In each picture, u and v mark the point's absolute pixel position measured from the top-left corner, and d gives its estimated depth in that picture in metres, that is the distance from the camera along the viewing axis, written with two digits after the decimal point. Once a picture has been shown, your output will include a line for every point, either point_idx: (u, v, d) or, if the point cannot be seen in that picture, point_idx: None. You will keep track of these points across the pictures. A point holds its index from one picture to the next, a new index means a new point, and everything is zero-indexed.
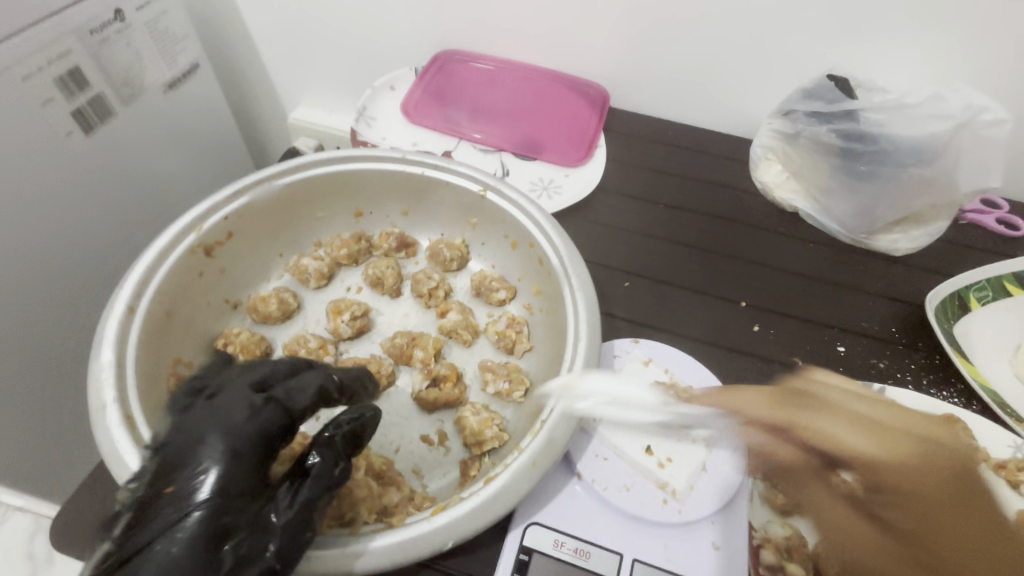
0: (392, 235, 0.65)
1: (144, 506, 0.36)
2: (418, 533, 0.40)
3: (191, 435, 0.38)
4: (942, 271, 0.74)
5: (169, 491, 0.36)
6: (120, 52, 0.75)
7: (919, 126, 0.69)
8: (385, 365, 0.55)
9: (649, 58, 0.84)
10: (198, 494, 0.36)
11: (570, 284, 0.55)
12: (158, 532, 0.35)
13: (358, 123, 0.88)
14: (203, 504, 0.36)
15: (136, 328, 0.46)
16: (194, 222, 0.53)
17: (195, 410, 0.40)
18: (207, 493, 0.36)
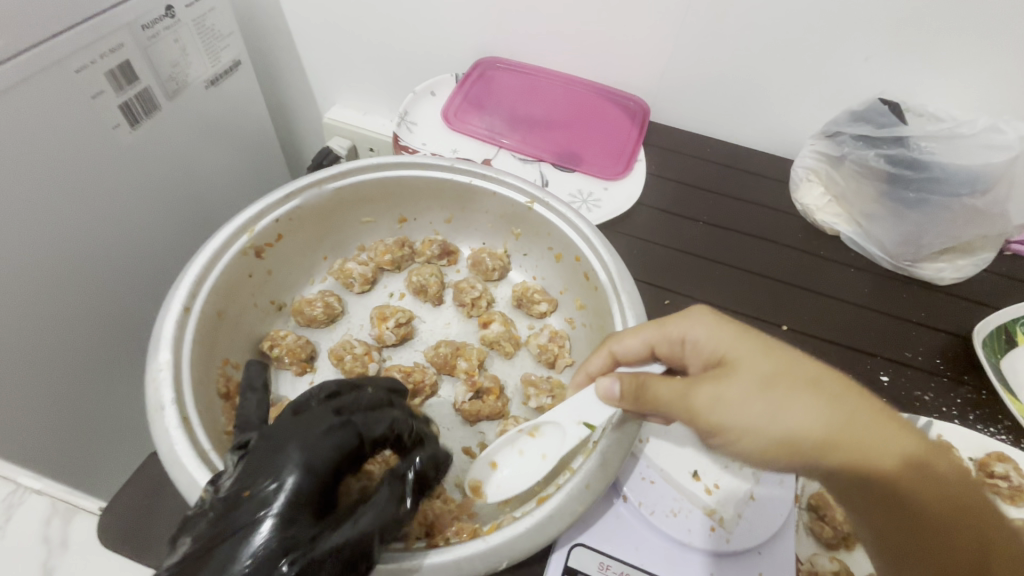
0: (435, 242, 0.65)
1: (217, 510, 0.35)
2: (472, 551, 0.40)
3: (272, 444, 0.38)
4: (988, 302, 0.73)
5: (245, 495, 0.35)
6: (168, 47, 0.76)
7: (972, 156, 0.68)
8: (429, 375, 0.55)
9: (692, 74, 0.84)
10: (272, 502, 0.35)
11: (618, 300, 0.54)
12: (229, 535, 0.34)
13: (399, 127, 0.88)
14: (275, 512, 0.35)
15: (192, 328, 0.46)
16: (247, 223, 0.53)
17: (281, 418, 0.40)
18: (279, 502, 0.35)
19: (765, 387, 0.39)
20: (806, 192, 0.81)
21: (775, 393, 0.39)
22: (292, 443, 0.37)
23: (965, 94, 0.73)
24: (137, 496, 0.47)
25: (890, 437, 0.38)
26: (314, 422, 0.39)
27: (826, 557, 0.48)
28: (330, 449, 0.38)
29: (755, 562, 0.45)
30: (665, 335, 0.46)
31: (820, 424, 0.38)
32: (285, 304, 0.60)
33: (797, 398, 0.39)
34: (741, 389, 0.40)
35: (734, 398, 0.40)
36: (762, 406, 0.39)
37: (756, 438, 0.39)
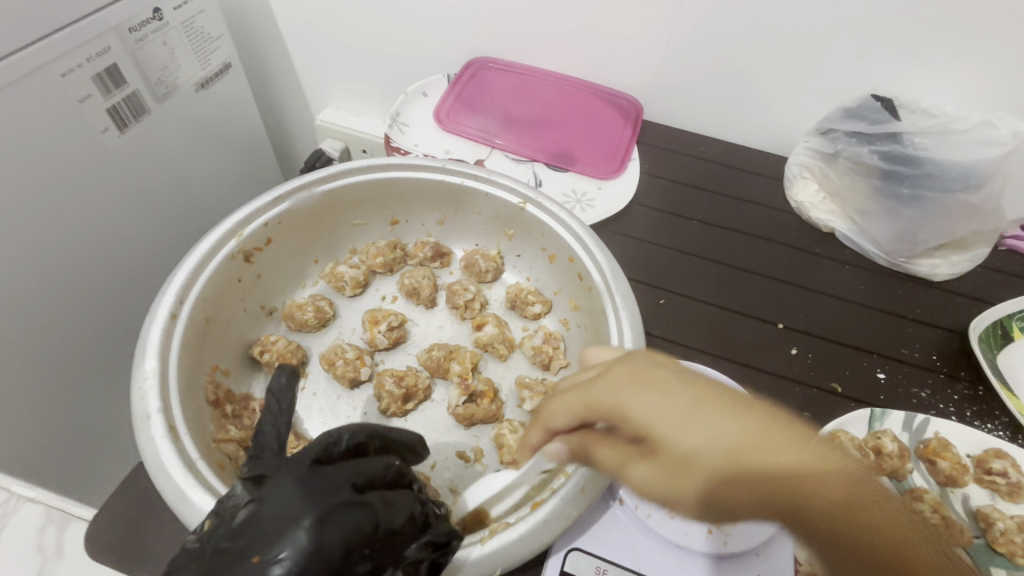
0: (428, 244, 0.64)
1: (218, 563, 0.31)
2: (467, 560, 0.40)
3: (285, 508, 0.33)
4: (983, 298, 0.72)
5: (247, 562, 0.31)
6: (156, 50, 0.75)
7: (965, 152, 0.68)
8: (422, 379, 0.54)
9: (686, 73, 0.84)
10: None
11: (612, 301, 0.53)
12: None
13: (391, 128, 0.88)
14: None
15: (179, 334, 0.45)
16: (235, 227, 0.52)
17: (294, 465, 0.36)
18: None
19: (692, 414, 0.35)
20: (801, 190, 0.81)
21: (702, 417, 0.35)
22: (304, 509, 0.33)
23: (960, 88, 0.72)
24: (126, 506, 0.46)
25: (783, 447, 0.34)
26: (329, 485, 0.35)
27: None
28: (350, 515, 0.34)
29: (753, 563, 0.45)
30: (596, 373, 0.43)
31: (721, 442, 0.34)
32: (276, 308, 0.59)
33: (722, 424, 0.35)
34: (669, 422, 0.36)
35: (668, 428, 0.36)
36: (667, 426, 0.36)
37: (698, 471, 0.35)
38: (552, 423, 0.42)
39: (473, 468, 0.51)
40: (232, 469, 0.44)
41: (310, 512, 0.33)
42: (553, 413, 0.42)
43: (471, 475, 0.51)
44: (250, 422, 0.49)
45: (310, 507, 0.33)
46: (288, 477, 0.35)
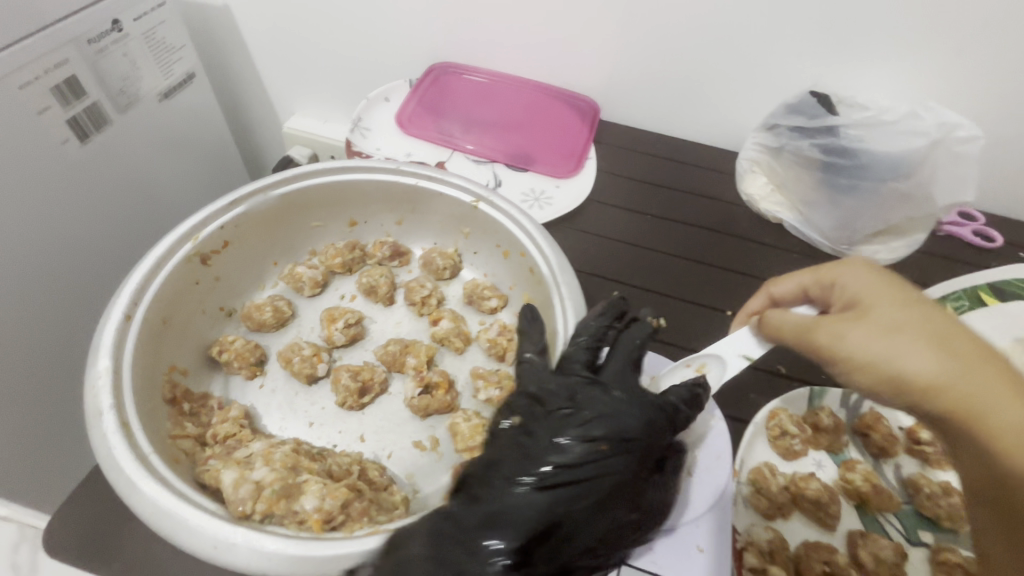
0: (386, 244, 0.66)
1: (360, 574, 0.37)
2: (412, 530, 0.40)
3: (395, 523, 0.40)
4: (921, 281, 0.76)
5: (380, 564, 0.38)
6: (116, 61, 0.76)
7: (897, 142, 0.72)
8: (378, 373, 0.55)
9: (638, 74, 0.87)
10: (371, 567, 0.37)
11: (559, 292, 0.56)
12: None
13: (353, 133, 0.89)
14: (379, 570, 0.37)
15: (134, 334, 0.47)
16: (191, 231, 0.54)
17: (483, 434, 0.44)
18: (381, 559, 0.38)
19: (879, 329, 0.42)
20: (750, 183, 0.84)
21: (911, 338, 0.41)
22: (558, 487, 0.40)
23: (892, 84, 0.77)
24: (82, 504, 0.47)
25: (913, 359, 0.40)
26: (586, 458, 0.41)
27: (760, 528, 0.51)
28: (611, 466, 0.42)
29: (693, 534, 0.48)
30: (818, 280, 0.49)
31: (923, 368, 0.40)
32: (235, 310, 0.60)
33: (910, 344, 0.40)
34: (868, 332, 0.42)
35: (854, 338, 0.42)
36: (902, 347, 0.41)
37: (873, 374, 0.42)
38: (777, 289, 0.53)
39: (430, 456, 0.53)
40: (188, 463, 0.45)
41: (545, 498, 0.40)
42: (782, 280, 0.53)
43: (427, 463, 0.52)
44: (207, 419, 0.51)
45: (580, 488, 0.40)
46: (562, 470, 0.41)
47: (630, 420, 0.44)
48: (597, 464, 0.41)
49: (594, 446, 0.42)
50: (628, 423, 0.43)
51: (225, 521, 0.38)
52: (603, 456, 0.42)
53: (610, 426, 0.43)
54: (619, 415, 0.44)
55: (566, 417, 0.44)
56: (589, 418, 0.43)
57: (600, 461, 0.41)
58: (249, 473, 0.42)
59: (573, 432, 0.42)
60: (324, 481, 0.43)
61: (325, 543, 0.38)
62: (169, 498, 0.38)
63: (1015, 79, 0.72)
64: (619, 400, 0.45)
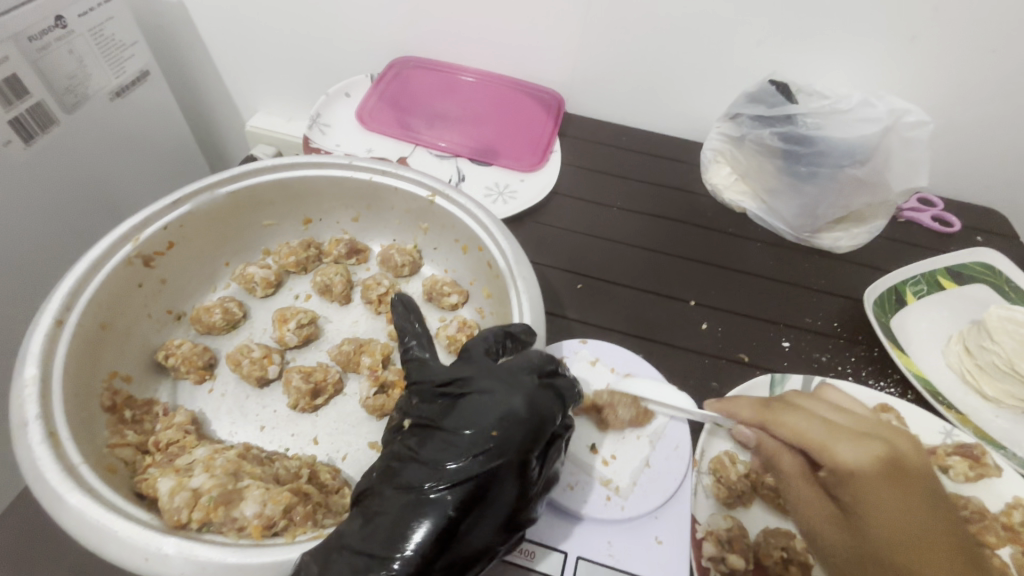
0: (342, 242, 0.65)
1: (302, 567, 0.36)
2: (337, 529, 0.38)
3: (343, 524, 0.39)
4: (881, 267, 0.77)
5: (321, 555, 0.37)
6: (62, 59, 0.72)
7: (852, 129, 0.72)
8: (332, 373, 0.54)
9: (601, 66, 0.86)
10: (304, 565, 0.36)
11: (516, 285, 0.55)
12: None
13: (312, 130, 0.87)
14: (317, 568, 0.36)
15: (66, 341, 0.45)
16: (131, 232, 0.52)
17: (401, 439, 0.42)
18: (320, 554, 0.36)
19: (849, 435, 0.49)
20: (714, 173, 0.84)
21: (862, 445, 0.48)
22: (457, 484, 0.38)
23: (850, 72, 0.77)
24: (16, 520, 0.45)
25: (847, 453, 0.47)
26: (480, 444, 0.39)
27: (720, 517, 0.50)
28: (508, 443, 0.39)
29: (652, 526, 0.48)
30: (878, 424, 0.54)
31: (851, 466, 0.47)
32: (184, 313, 0.59)
33: (846, 440, 0.48)
34: (826, 433, 0.49)
35: (816, 429, 0.50)
36: (848, 444, 0.48)
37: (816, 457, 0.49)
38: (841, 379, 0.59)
39: None
40: (127, 473, 0.44)
41: (449, 496, 0.38)
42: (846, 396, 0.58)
43: None
44: (150, 426, 0.49)
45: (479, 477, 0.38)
46: (460, 466, 0.38)
47: (521, 394, 0.42)
48: (495, 446, 0.39)
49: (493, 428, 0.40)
50: (522, 398, 0.41)
51: (155, 531, 0.36)
52: (502, 438, 0.39)
53: (506, 402, 0.41)
54: (510, 392, 0.42)
55: (457, 408, 0.42)
56: (485, 400, 0.41)
57: (495, 443, 0.39)
58: (187, 481, 0.41)
59: (467, 422, 0.40)
60: (268, 486, 0.42)
61: (264, 549, 0.37)
62: (97, 509, 0.36)
63: (969, 65, 0.73)
64: (511, 376, 0.43)
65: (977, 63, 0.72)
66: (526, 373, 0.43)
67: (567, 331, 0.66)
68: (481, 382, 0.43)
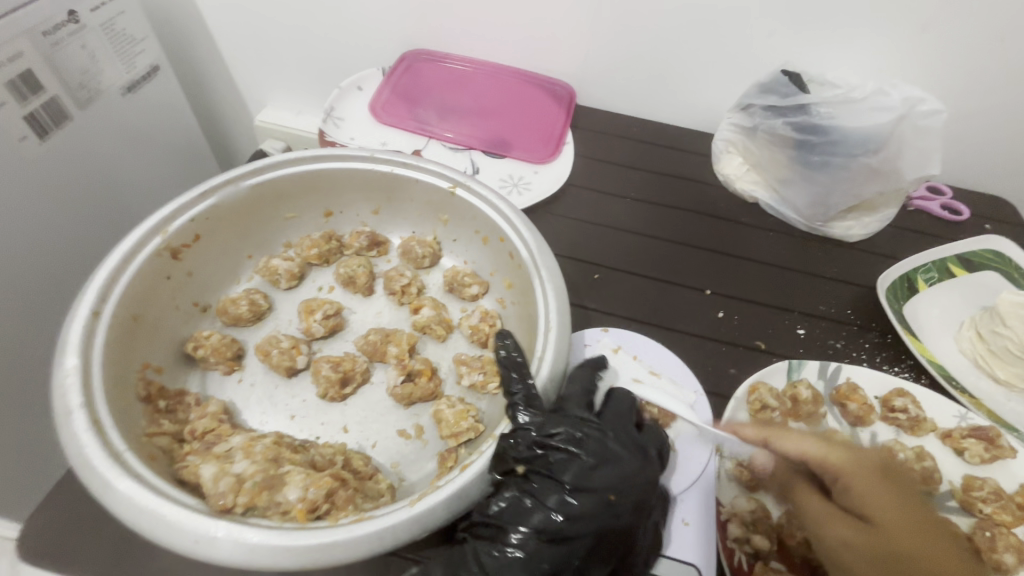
0: (363, 233, 0.65)
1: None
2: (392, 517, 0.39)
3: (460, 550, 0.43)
4: (891, 255, 0.78)
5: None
6: (74, 54, 0.72)
7: (867, 118, 0.73)
8: (359, 363, 0.55)
9: (612, 58, 0.87)
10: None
11: (539, 275, 0.56)
12: None
13: (325, 123, 0.88)
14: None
15: (101, 332, 0.45)
16: (159, 224, 0.52)
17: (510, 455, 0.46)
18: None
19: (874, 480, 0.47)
20: (726, 163, 0.85)
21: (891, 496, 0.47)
22: (579, 539, 0.43)
23: (861, 61, 0.78)
24: (54, 510, 0.46)
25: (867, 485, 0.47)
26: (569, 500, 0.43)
27: (743, 499, 0.52)
28: (620, 510, 0.44)
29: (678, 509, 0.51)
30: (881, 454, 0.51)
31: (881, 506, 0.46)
32: (210, 305, 0.59)
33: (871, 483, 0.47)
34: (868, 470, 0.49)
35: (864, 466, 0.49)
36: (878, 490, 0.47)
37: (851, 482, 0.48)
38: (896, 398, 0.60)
39: (415, 444, 0.52)
40: (166, 460, 0.45)
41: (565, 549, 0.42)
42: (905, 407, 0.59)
43: (412, 451, 0.52)
44: (184, 416, 0.50)
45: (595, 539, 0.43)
46: (583, 527, 0.43)
47: (624, 464, 0.46)
48: (608, 517, 0.44)
49: (601, 493, 0.44)
50: (615, 473, 0.45)
51: (202, 514, 0.37)
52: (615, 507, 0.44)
53: (602, 475, 0.45)
54: (621, 462, 0.46)
55: (544, 464, 0.45)
56: (595, 469, 0.45)
57: (605, 506, 0.44)
58: (229, 467, 0.42)
59: (576, 485, 0.44)
60: (308, 471, 0.43)
61: (311, 532, 0.38)
62: (145, 494, 0.37)
63: (979, 53, 0.73)
64: (624, 447, 0.47)
65: (988, 50, 0.73)
66: (628, 444, 0.47)
67: (586, 320, 0.67)
68: (577, 451, 0.46)
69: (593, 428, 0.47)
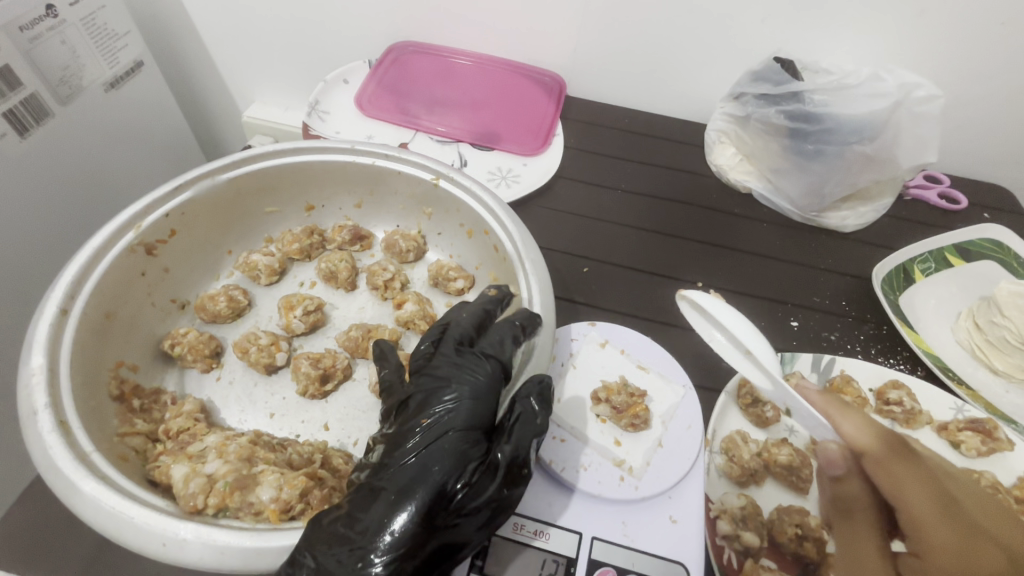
0: (346, 227, 0.64)
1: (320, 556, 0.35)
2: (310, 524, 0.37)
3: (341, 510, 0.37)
4: (888, 244, 0.76)
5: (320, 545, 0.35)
6: (54, 50, 0.71)
7: (860, 105, 0.71)
8: (340, 359, 0.54)
9: (603, 47, 0.85)
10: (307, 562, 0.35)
11: (524, 268, 0.55)
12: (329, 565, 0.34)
13: (311, 117, 0.86)
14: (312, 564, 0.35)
15: (71, 330, 0.44)
16: (133, 220, 0.51)
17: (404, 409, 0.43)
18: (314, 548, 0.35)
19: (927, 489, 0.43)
20: (719, 154, 0.84)
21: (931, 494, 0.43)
22: (433, 463, 0.38)
23: (856, 47, 0.76)
24: (26, 513, 0.45)
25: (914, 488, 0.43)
26: (453, 445, 0.39)
27: (733, 494, 0.50)
28: (466, 424, 0.41)
29: (665, 505, 0.48)
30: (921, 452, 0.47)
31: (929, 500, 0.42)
32: (189, 302, 0.58)
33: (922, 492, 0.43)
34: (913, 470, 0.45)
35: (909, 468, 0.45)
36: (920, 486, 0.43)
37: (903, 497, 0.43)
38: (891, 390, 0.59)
39: None
40: (138, 461, 0.44)
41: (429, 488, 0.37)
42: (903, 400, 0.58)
43: None
44: (160, 415, 0.49)
45: (456, 464, 0.39)
46: (436, 448, 0.39)
47: (469, 378, 0.44)
48: (458, 438, 0.40)
49: (451, 414, 0.41)
50: (461, 390, 0.43)
51: (171, 516, 0.36)
52: (472, 433, 0.41)
53: (450, 394, 0.42)
54: (472, 381, 0.43)
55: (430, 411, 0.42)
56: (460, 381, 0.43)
57: (452, 425, 0.41)
58: (201, 467, 0.41)
59: (425, 413, 0.42)
60: (283, 471, 0.42)
61: (281, 533, 0.37)
62: (111, 496, 0.36)
63: (977, 38, 0.72)
64: (478, 364, 0.45)
65: (986, 35, 0.71)
66: (478, 363, 0.45)
67: (574, 314, 0.66)
68: (421, 382, 0.45)
69: (443, 357, 0.46)
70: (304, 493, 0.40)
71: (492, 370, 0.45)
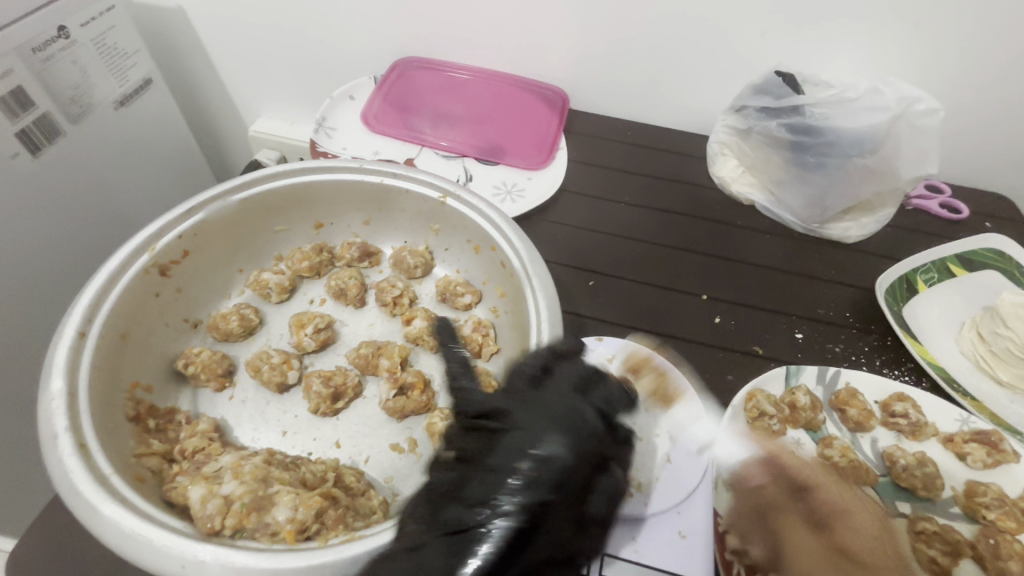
0: (354, 245, 0.65)
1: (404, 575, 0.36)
2: (324, 557, 0.37)
3: (424, 541, 0.37)
4: (891, 255, 0.77)
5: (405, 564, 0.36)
6: (66, 70, 0.72)
7: (860, 118, 0.72)
8: (351, 377, 0.54)
9: (605, 61, 0.86)
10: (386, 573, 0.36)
11: (531, 284, 0.55)
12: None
13: (318, 134, 0.87)
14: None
15: (88, 353, 0.45)
16: (147, 242, 0.52)
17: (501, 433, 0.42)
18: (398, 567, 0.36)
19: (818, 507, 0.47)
20: (721, 166, 0.84)
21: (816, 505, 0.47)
22: (517, 509, 0.37)
23: (855, 60, 0.77)
24: (42, 533, 0.45)
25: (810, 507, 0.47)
26: (546, 493, 0.38)
27: (742, 509, 0.51)
28: (568, 475, 0.39)
29: (674, 520, 0.49)
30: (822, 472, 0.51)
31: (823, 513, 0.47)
32: (201, 321, 0.59)
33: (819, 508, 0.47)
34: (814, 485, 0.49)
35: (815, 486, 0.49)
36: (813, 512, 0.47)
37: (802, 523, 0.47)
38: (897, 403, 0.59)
39: (408, 458, 0.51)
40: (155, 481, 0.44)
41: (510, 535, 0.36)
42: (909, 412, 0.58)
43: (406, 466, 0.51)
44: (175, 435, 0.49)
45: (540, 517, 0.38)
46: (524, 496, 0.37)
47: (571, 424, 0.41)
48: (554, 488, 0.38)
49: (553, 457, 0.39)
50: (563, 437, 0.40)
51: (189, 538, 0.37)
52: (568, 484, 0.39)
53: (551, 439, 0.40)
54: (578, 428, 0.41)
55: (524, 440, 0.40)
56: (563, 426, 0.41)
57: (552, 471, 0.39)
58: (217, 488, 0.42)
59: (521, 454, 0.40)
60: (297, 491, 0.43)
61: (298, 553, 0.37)
62: (130, 518, 0.37)
63: (974, 50, 0.73)
64: (581, 408, 0.42)
65: (983, 48, 0.72)
66: (584, 410, 0.42)
67: (581, 328, 0.66)
68: (522, 415, 0.42)
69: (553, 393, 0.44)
70: (319, 512, 0.41)
71: (595, 420, 0.42)
